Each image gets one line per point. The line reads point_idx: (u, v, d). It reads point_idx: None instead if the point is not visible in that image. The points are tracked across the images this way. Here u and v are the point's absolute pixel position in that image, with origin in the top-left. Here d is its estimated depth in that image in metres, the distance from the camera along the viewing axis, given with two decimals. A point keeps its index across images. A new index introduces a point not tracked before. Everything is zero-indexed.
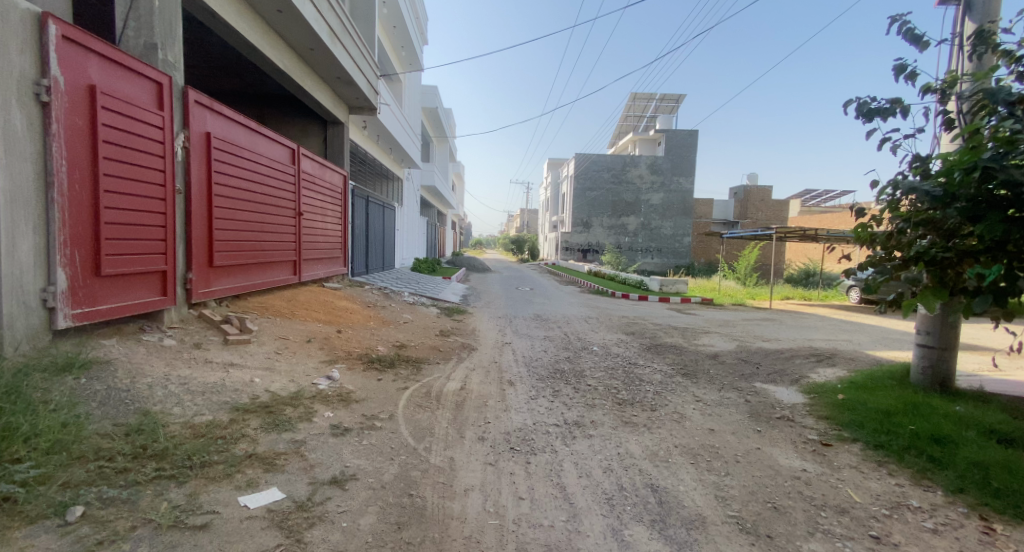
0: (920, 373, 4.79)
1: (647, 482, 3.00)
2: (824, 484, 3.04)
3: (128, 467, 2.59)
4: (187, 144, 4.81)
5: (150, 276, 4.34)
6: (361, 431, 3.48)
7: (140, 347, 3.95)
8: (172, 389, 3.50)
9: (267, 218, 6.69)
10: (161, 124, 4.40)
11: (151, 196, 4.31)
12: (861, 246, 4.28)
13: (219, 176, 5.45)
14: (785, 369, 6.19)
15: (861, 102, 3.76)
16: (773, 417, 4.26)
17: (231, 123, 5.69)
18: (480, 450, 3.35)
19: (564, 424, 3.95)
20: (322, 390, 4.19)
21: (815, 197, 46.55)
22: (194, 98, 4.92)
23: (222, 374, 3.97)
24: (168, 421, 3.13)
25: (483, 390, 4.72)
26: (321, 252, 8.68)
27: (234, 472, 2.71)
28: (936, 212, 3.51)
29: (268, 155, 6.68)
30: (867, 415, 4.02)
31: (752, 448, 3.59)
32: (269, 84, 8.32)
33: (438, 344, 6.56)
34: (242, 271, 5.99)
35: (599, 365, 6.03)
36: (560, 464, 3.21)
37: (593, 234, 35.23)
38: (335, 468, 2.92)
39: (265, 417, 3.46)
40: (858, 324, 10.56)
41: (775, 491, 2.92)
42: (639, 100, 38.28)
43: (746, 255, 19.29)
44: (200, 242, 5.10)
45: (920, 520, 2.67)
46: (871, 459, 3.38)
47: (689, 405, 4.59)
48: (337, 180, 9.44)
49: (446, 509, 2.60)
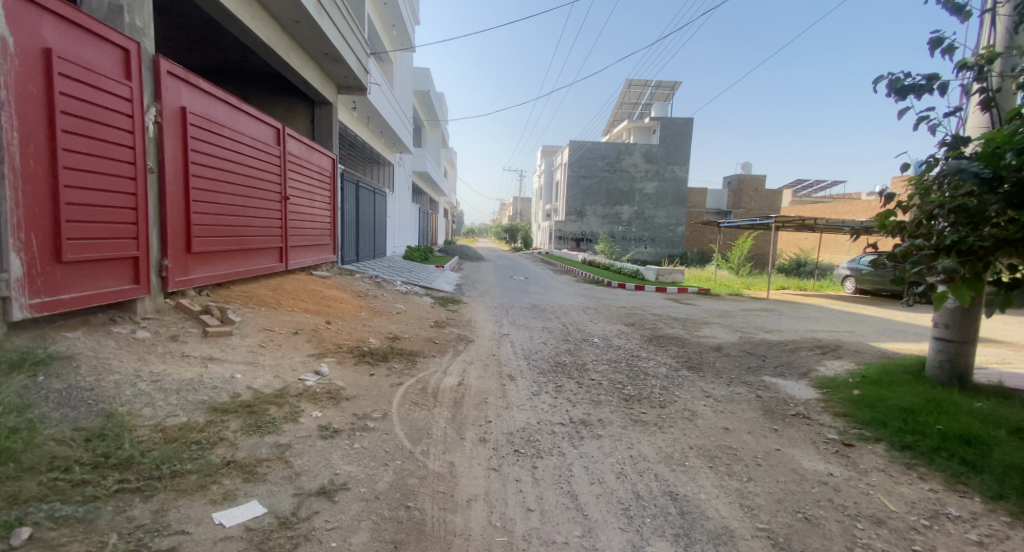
0: (936, 367, 4.59)
1: (665, 489, 2.77)
2: (854, 491, 2.82)
3: (87, 480, 2.28)
4: (160, 118, 4.41)
5: (120, 263, 3.98)
6: (352, 432, 3.20)
7: (109, 340, 3.62)
8: (142, 387, 3.17)
9: (251, 203, 6.28)
10: (130, 96, 4.00)
11: (119, 175, 3.92)
12: (886, 234, 4.03)
13: (196, 154, 5.04)
14: (792, 362, 6.00)
15: (894, 78, 3.47)
16: (788, 415, 4.05)
17: (208, 98, 5.25)
18: (483, 454, 3.09)
19: (570, 422, 3.69)
20: (310, 386, 3.89)
21: (807, 186, 46.68)
22: (167, 69, 4.50)
23: (199, 370, 3.65)
24: (137, 423, 2.82)
25: (483, 386, 4.44)
26: (309, 238, 8.28)
27: (209, 484, 2.41)
28: (972, 199, 3.22)
29: (251, 134, 6.26)
30: (888, 413, 3.82)
31: (772, 449, 3.36)
32: (252, 59, 7.84)
33: (433, 335, 6.27)
34: (223, 258, 5.61)
35: (601, 358, 5.79)
36: (569, 469, 2.96)
37: (587, 223, 34.91)
38: (323, 476, 2.64)
39: (246, 417, 3.15)
40: (858, 314, 10.43)
41: (804, 499, 2.69)
42: (635, 86, 37.89)
43: (740, 245, 19.13)
44: (175, 227, 4.70)
45: (963, 531, 2.45)
46: (898, 462, 3.18)
47: (700, 401, 4.37)
48: (325, 163, 9.01)
49: (447, 524, 2.33)
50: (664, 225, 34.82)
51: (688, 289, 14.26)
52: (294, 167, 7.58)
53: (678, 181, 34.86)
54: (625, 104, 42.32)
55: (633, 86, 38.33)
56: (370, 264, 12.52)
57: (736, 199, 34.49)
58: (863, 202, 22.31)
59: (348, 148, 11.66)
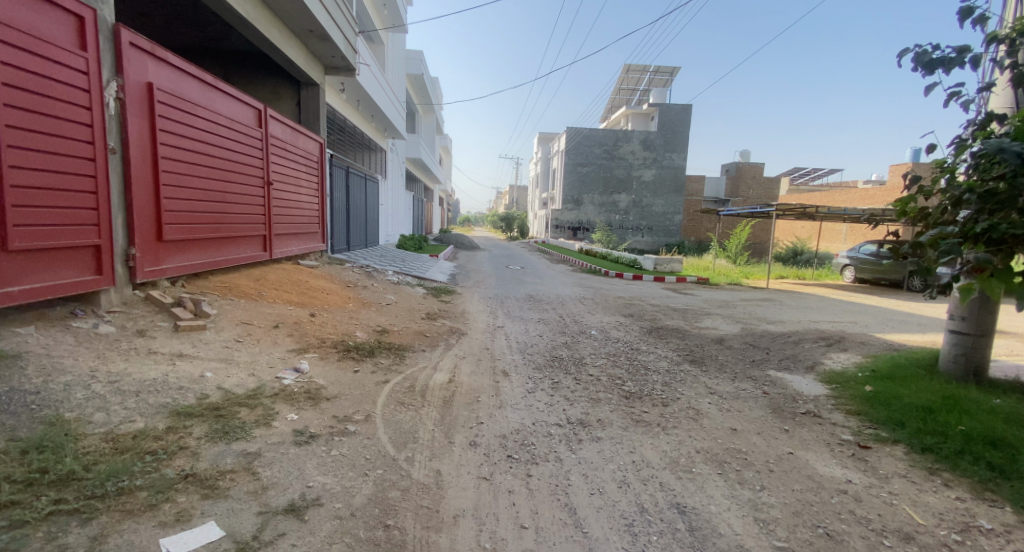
0: (951, 361, 4.35)
1: (671, 500, 2.53)
2: (875, 501, 2.57)
3: (18, 501, 2.01)
4: (123, 94, 4.06)
5: (80, 253, 3.67)
6: (330, 438, 2.93)
7: (67, 336, 3.33)
8: (96, 389, 2.89)
9: (230, 188, 5.95)
10: (85, 68, 3.65)
11: (75, 155, 3.58)
12: (907, 222, 3.73)
13: (166, 134, 4.69)
14: (796, 354, 5.77)
15: (921, 52, 3.18)
16: (798, 414, 3.81)
17: (178, 74, 4.89)
18: (473, 460, 2.84)
19: (567, 423, 3.44)
20: (287, 385, 3.61)
21: (804, 175, 46.56)
22: (130, 40, 4.14)
23: (165, 368, 3.37)
24: (85, 432, 2.55)
25: (475, 383, 4.19)
26: (295, 226, 7.93)
27: (160, 502, 2.15)
28: (1003, 183, 2.94)
29: (229, 115, 5.89)
30: (905, 411, 3.58)
31: (784, 453, 3.12)
32: (232, 36, 7.42)
33: (424, 328, 5.99)
34: (199, 247, 5.29)
35: (600, 351, 5.54)
36: (566, 478, 2.71)
37: (584, 211, 34.51)
38: (294, 490, 2.38)
39: (213, 422, 2.88)
40: (860, 304, 10.24)
41: (823, 511, 2.46)
42: (634, 71, 37.34)
43: (737, 233, 18.83)
44: (143, 212, 4.36)
45: (998, 547, 2.22)
46: (919, 466, 2.94)
47: (704, 398, 4.13)
48: (311, 148, 8.65)
49: (430, 546, 2.08)
50: (661, 213, 34.61)
51: (687, 278, 14.04)
52: (277, 151, 7.21)
53: (676, 169, 34.51)
54: (622, 89, 41.71)
55: (631, 71, 37.67)
56: (361, 253, 12.19)
57: (734, 187, 34.15)
58: (861, 191, 22.10)
59: (338, 133, 11.24)
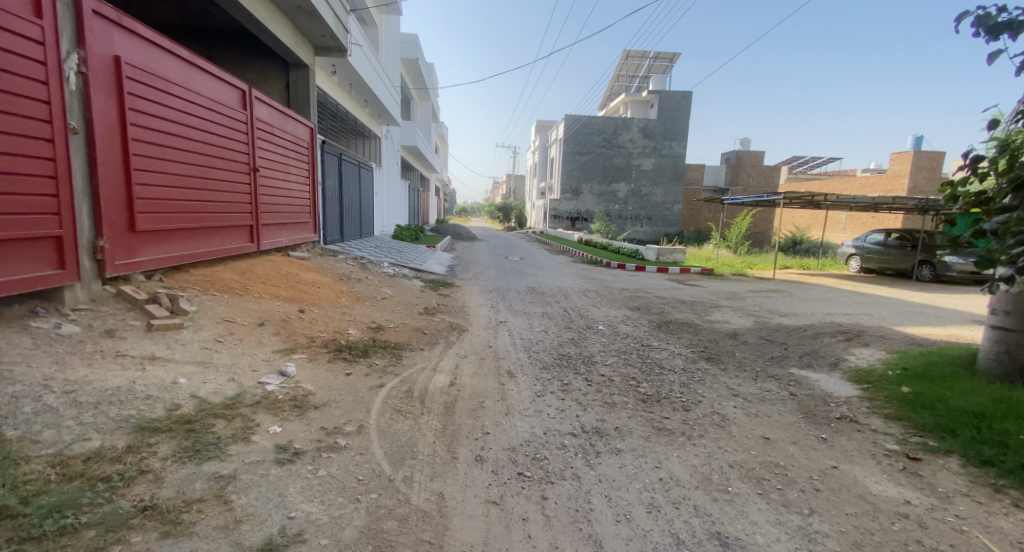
0: (992, 359, 4.03)
1: (710, 529, 2.20)
2: (943, 528, 2.24)
3: None
4: (85, 68, 3.63)
5: (38, 244, 3.25)
6: (316, 455, 2.57)
7: (24, 338, 2.95)
8: (48, 402, 2.52)
9: (212, 175, 5.54)
10: (41, 38, 3.22)
11: (31, 136, 3.17)
12: (961, 208, 3.40)
13: (136, 114, 4.25)
14: (817, 350, 5.43)
15: (984, 14, 2.81)
16: (833, 419, 3.48)
17: (150, 48, 4.45)
18: (480, 480, 2.49)
19: (582, 433, 3.10)
20: (270, 392, 3.25)
21: (802, 164, 46.25)
22: (92, 8, 3.70)
23: (133, 374, 3.00)
24: (30, 455, 2.19)
25: (479, 386, 3.83)
26: (283, 216, 7.49)
27: (112, 544, 1.80)
28: None
29: (209, 95, 5.45)
30: (954, 418, 3.25)
31: (827, 467, 2.79)
32: (216, 13, 6.93)
33: (421, 324, 5.61)
34: (176, 238, 4.87)
35: (609, 349, 5.18)
36: (587, 501, 2.37)
37: (583, 201, 34.04)
38: (273, 522, 2.03)
39: (182, 439, 2.52)
40: (872, 295, 9.90)
41: (887, 541, 2.13)
42: (634, 57, 36.66)
43: (738, 223, 18.49)
44: (112, 201, 3.95)
45: None
46: (982, 483, 2.61)
47: (728, 401, 3.79)
48: (301, 133, 8.19)
49: None
50: (660, 202, 34.18)
51: (690, 269, 13.67)
52: (263, 135, 6.75)
53: (676, 157, 34.13)
54: (621, 76, 40.99)
55: (630, 57, 36.96)
56: (355, 244, 11.71)
57: (734, 176, 33.34)
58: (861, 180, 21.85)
59: (330, 119, 10.74)
